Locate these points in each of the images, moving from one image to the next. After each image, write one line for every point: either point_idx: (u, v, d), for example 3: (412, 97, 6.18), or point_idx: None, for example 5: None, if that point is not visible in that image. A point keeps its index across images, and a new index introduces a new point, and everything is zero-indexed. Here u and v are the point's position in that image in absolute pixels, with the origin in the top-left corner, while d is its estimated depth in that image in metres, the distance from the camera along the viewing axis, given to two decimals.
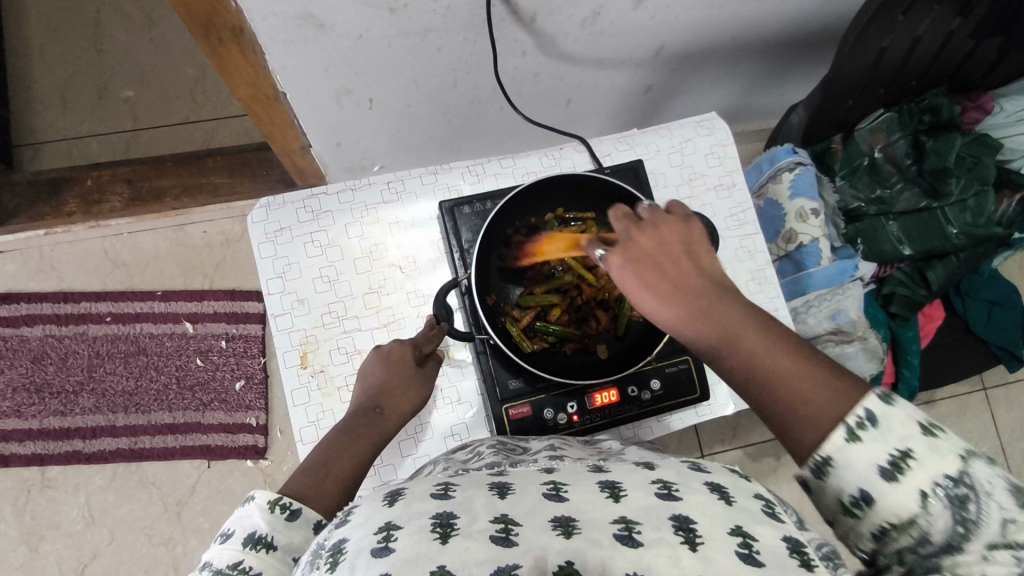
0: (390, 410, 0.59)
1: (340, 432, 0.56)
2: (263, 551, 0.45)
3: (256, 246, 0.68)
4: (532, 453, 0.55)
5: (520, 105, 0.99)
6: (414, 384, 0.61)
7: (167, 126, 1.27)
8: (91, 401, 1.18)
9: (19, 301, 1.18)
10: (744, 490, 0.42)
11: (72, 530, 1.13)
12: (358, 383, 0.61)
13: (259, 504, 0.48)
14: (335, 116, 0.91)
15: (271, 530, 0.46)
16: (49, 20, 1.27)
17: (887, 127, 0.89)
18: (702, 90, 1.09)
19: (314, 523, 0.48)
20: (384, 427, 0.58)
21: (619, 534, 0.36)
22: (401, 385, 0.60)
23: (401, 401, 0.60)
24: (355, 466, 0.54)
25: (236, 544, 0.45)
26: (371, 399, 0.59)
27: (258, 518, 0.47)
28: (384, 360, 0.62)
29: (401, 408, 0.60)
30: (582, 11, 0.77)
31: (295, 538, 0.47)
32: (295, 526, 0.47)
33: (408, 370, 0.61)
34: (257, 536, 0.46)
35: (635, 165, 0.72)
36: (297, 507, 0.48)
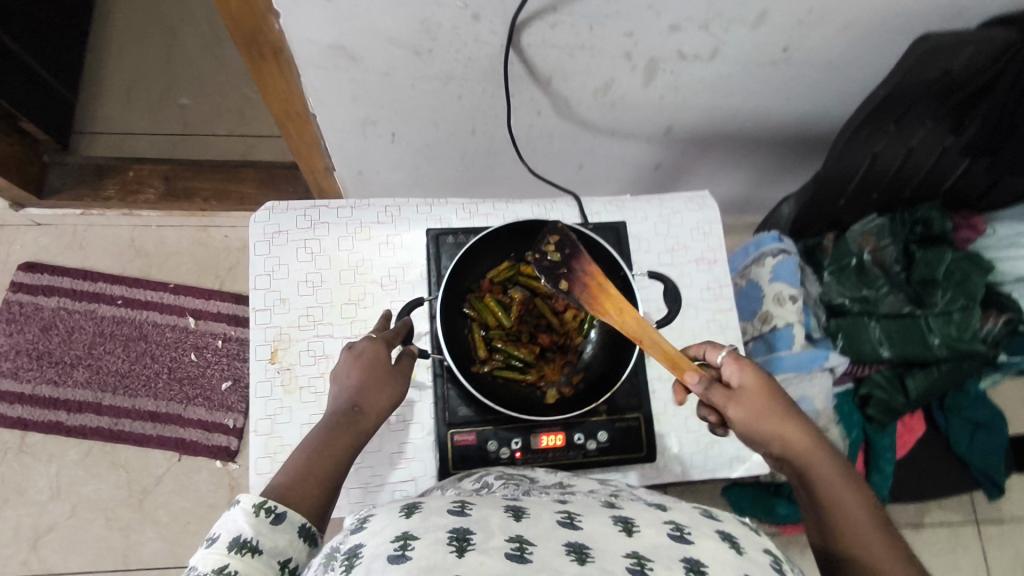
0: (367, 409, 0.60)
1: (322, 439, 0.56)
2: (248, 555, 0.47)
3: (252, 243, 0.73)
4: (542, 486, 0.57)
5: (531, 161, 1.05)
6: (390, 382, 0.61)
7: (213, 136, 1.36)
8: (84, 376, 1.22)
9: (43, 272, 1.26)
10: (756, 543, 0.45)
11: (36, 499, 1.15)
12: (331, 387, 0.61)
13: (244, 508, 0.50)
14: (359, 144, 0.98)
15: (256, 534, 0.49)
16: (133, 28, 1.41)
17: (877, 232, 0.92)
18: (711, 176, 1.14)
19: (298, 527, 0.51)
20: (361, 426, 0.59)
21: (632, 568, 0.37)
22: (377, 385, 0.60)
23: (377, 399, 0.60)
24: (333, 469, 0.55)
25: (220, 548, 0.47)
26: (351, 396, 0.59)
27: (242, 522, 0.49)
28: (356, 360, 0.61)
29: (377, 406, 0.60)
30: (593, 81, 0.83)
31: (279, 542, 0.49)
32: (279, 529, 0.50)
33: (383, 370, 0.62)
34: (242, 539, 0.48)
35: (616, 226, 0.78)
36: (281, 511, 0.51)
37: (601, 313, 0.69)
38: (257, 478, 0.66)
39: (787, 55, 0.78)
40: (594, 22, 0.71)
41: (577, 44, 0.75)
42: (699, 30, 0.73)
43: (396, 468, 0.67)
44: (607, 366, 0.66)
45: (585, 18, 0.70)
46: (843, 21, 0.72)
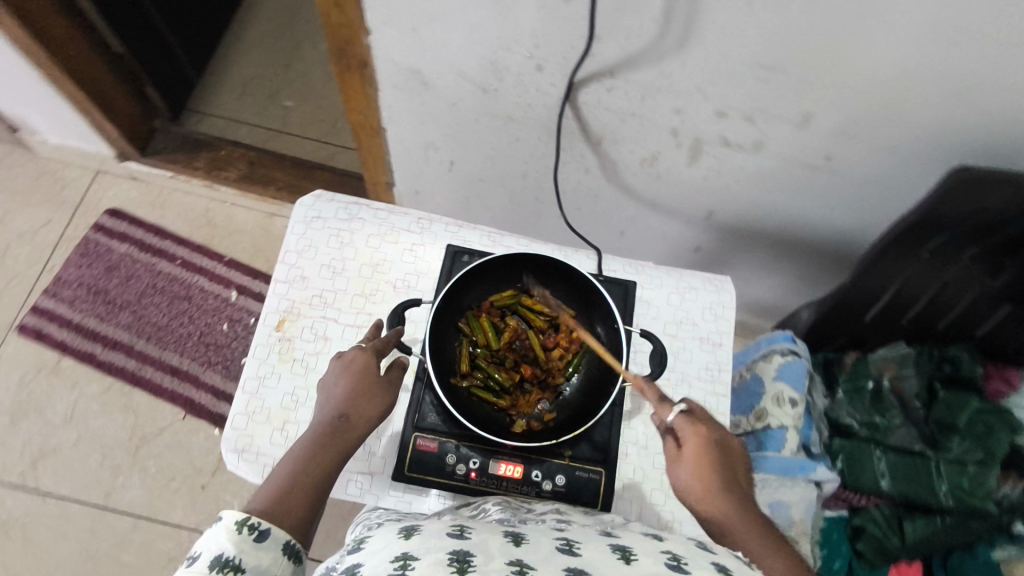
0: (355, 419, 0.61)
1: (303, 452, 0.58)
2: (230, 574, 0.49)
3: (293, 221, 0.79)
4: (539, 513, 0.60)
5: (573, 218, 1.09)
6: (378, 393, 0.63)
7: (302, 137, 1.49)
8: (128, 319, 1.32)
9: (124, 220, 1.39)
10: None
11: (50, 419, 1.23)
12: (321, 392, 0.63)
13: (226, 525, 0.51)
14: (419, 165, 1.06)
15: (239, 553, 0.50)
16: (265, 33, 1.59)
17: (900, 360, 0.89)
18: (748, 274, 1.13)
19: (283, 543, 0.53)
20: (348, 437, 0.60)
21: None
22: (365, 395, 0.63)
23: (365, 409, 0.62)
24: (317, 480, 0.57)
25: (202, 567, 0.49)
26: (337, 408, 0.61)
27: (226, 540, 0.50)
28: (347, 372, 0.64)
29: (364, 416, 0.62)
30: (641, 150, 0.88)
31: (262, 560, 0.51)
32: (263, 547, 0.51)
33: (373, 378, 0.64)
34: (224, 558, 0.49)
35: (626, 285, 0.79)
36: (264, 528, 0.52)
37: (587, 360, 0.70)
38: (231, 432, 0.70)
39: (830, 162, 0.80)
40: (646, 93, 0.76)
41: (628, 111, 0.80)
42: (745, 120, 0.77)
43: (358, 460, 0.68)
44: (579, 411, 0.67)
45: (638, 87, 0.76)
46: (887, 139, 0.73)
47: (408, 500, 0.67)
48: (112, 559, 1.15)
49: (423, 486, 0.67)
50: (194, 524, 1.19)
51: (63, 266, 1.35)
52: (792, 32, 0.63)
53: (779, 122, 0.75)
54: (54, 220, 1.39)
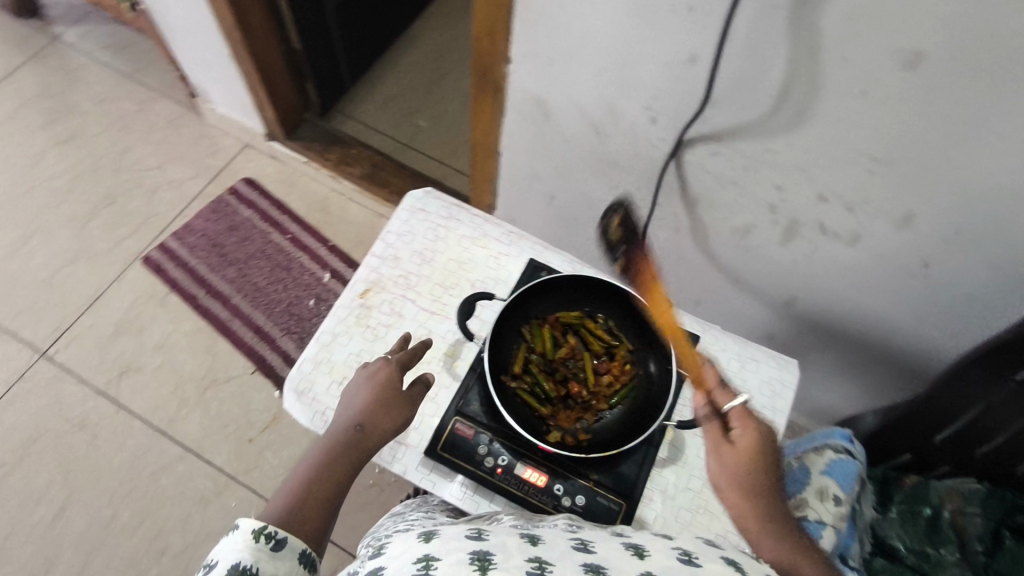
0: (370, 429, 0.66)
1: (321, 459, 0.64)
2: None
3: (400, 208, 0.88)
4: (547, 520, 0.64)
5: (654, 274, 1.12)
6: (395, 408, 0.67)
7: (425, 154, 1.62)
8: (232, 275, 1.47)
9: (256, 190, 1.57)
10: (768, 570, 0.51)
11: (144, 342, 1.37)
12: (345, 399, 0.68)
13: (245, 534, 0.57)
14: (522, 194, 1.14)
15: (256, 561, 0.55)
16: (418, 60, 1.77)
17: (968, 494, 0.82)
18: (819, 375, 1.10)
19: (297, 551, 0.58)
20: (362, 445, 0.65)
21: None
22: (382, 409, 0.66)
23: (380, 422, 0.66)
24: (330, 488, 0.63)
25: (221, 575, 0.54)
26: (355, 418, 0.65)
27: (244, 550, 0.56)
28: (371, 383, 0.68)
29: (380, 428, 0.66)
30: (736, 220, 0.90)
31: (279, 569, 0.57)
32: (279, 556, 0.57)
33: (393, 394, 0.68)
34: (241, 566, 0.55)
35: (689, 336, 0.80)
36: (281, 538, 0.58)
37: (636, 394, 0.71)
38: (297, 373, 0.77)
39: (927, 270, 0.79)
40: (750, 164, 0.80)
41: (730, 178, 0.84)
42: (844, 209, 0.78)
43: None
44: (615, 440, 0.68)
45: (744, 157, 0.79)
46: (990, 257, 0.72)
47: (432, 480, 0.70)
48: (154, 481, 1.24)
49: (450, 469, 0.70)
50: (231, 471, 1.26)
51: (195, 216, 1.53)
52: (903, 131, 0.65)
53: (879, 217, 0.76)
54: (200, 176, 1.58)
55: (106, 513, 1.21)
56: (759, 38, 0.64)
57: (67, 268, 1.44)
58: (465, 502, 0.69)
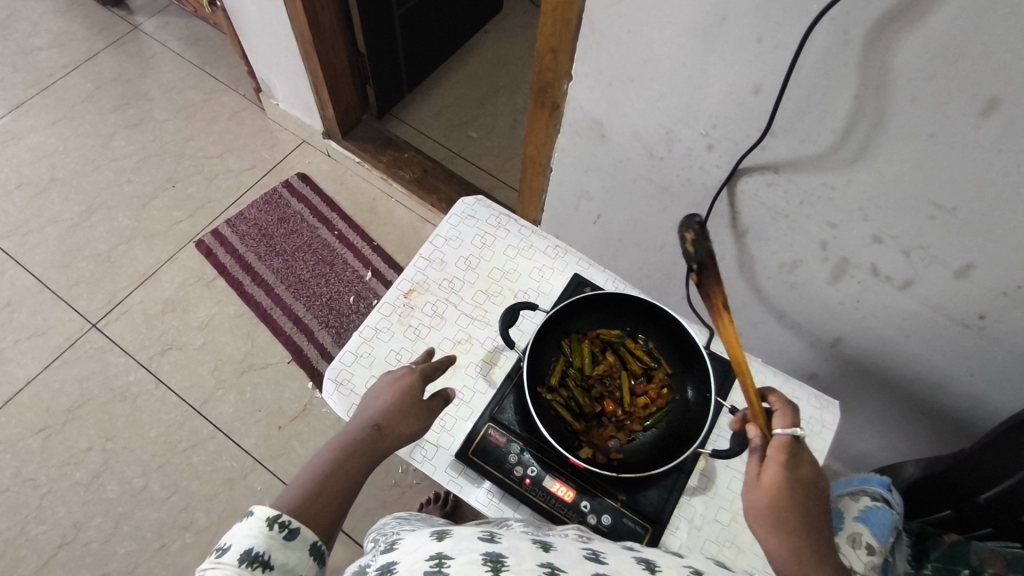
0: (387, 431, 0.67)
1: (339, 454, 0.64)
2: (257, 570, 0.53)
3: (451, 213, 0.90)
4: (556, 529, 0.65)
5: (695, 302, 1.11)
6: (413, 414, 0.68)
7: (474, 164, 1.65)
8: (278, 265, 1.51)
9: (308, 185, 1.61)
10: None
11: (189, 322, 1.42)
12: (366, 403, 0.70)
13: (258, 521, 0.56)
14: (569, 210, 1.15)
15: (267, 550, 0.55)
16: (476, 73, 1.81)
17: (1009, 560, 0.78)
18: (856, 419, 1.08)
19: (309, 543, 0.58)
20: (379, 446, 0.66)
21: None
22: (400, 413, 0.68)
23: (398, 426, 0.67)
24: (344, 483, 0.63)
25: (230, 562, 0.53)
26: (374, 418, 0.67)
27: (257, 537, 0.55)
28: (395, 390, 0.69)
29: (397, 431, 0.67)
30: (784, 254, 0.90)
31: (290, 559, 0.56)
32: (292, 545, 0.57)
33: (412, 401, 0.69)
34: (253, 553, 0.54)
35: (730, 364, 0.78)
36: (294, 528, 0.57)
37: (671, 418, 0.71)
38: (338, 364, 0.78)
39: (982, 322, 0.77)
40: (805, 198, 0.79)
41: (782, 211, 0.83)
42: (899, 252, 0.77)
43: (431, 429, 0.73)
44: (646, 464, 0.68)
45: (800, 190, 0.79)
46: None
47: (460, 483, 0.71)
48: (185, 457, 1.28)
49: (479, 474, 0.70)
50: (259, 455, 1.29)
51: (248, 205, 1.58)
52: (968, 179, 0.64)
53: (935, 264, 0.75)
54: (257, 167, 1.64)
55: (137, 483, 1.25)
56: (827, 74, 0.64)
57: (125, 244, 1.51)
58: (489, 508, 0.70)
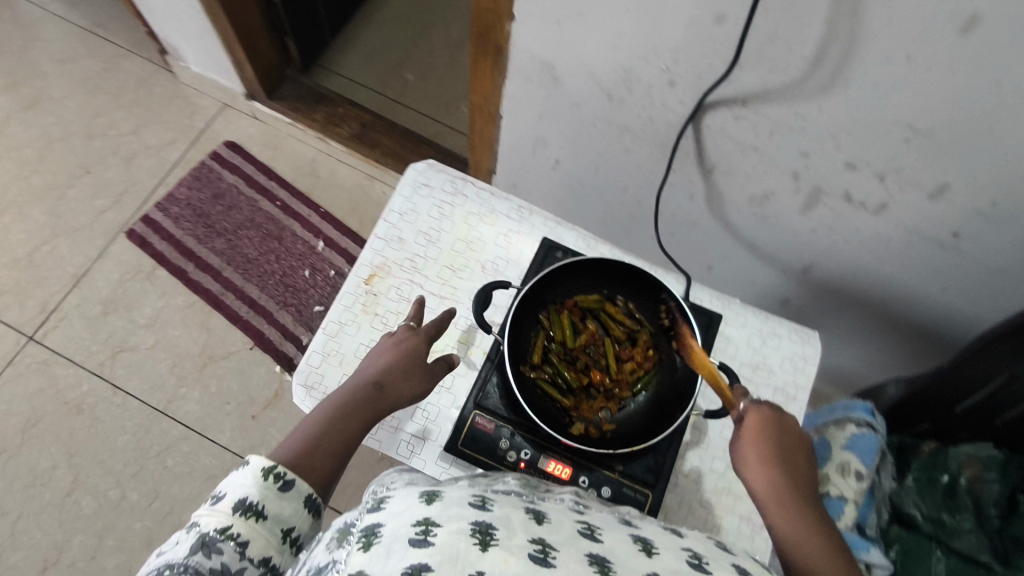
0: (388, 390, 0.64)
1: (336, 409, 0.62)
2: (252, 519, 0.54)
3: (401, 183, 0.82)
4: (553, 494, 0.62)
5: (665, 240, 1.08)
6: (417, 376, 0.66)
7: (416, 110, 1.54)
8: (221, 246, 1.40)
9: (239, 154, 1.48)
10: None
11: (135, 320, 1.33)
12: (367, 359, 0.67)
13: (253, 471, 0.56)
14: (525, 158, 1.08)
15: (262, 499, 0.55)
16: (403, 8, 1.65)
17: (986, 462, 0.82)
18: (830, 335, 1.09)
19: (304, 495, 0.57)
20: (380, 405, 0.63)
21: None
22: (403, 373, 0.65)
23: (399, 388, 0.64)
24: (343, 439, 0.61)
25: (226, 509, 0.54)
26: (374, 375, 0.64)
27: (251, 487, 0.55)
28: (396, 349, 0.67)
29: (398, 393, 0.64)
30: (755, 187, 0.86)
31: (283, 510, 0.56)
32: (286, 496, 0.56)
33: (416, 362, 0.66)
34: (247, 503, 0.54)
35: (712, 314, 0.76)
36: (289, 480, 0.57)
37: (658, 383, 0.69)
38: (305, 366, 0.73)
39: (956, 240, 0.76)
40: (775, 130, 0.75)
41: (751, 145, 0.79)
42: (874, 178, 0.74)
43: (414, 422, 0.70)
44: (640, 432, 0.66)
45: (770, 122, 0.74)
46: None
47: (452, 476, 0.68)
48: (159, 461, 1.23)
49: (470, 464, 0.68)
50: (237, 449, 1.25)
51: (177, 184, 1.45)
52: (946, 99, 0.61)
53: (910, 187, 0.72)
54: (179, 139, 1.49)
55: (113, 495, 1.19)
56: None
57: (48, 244, 1.37)
58: None
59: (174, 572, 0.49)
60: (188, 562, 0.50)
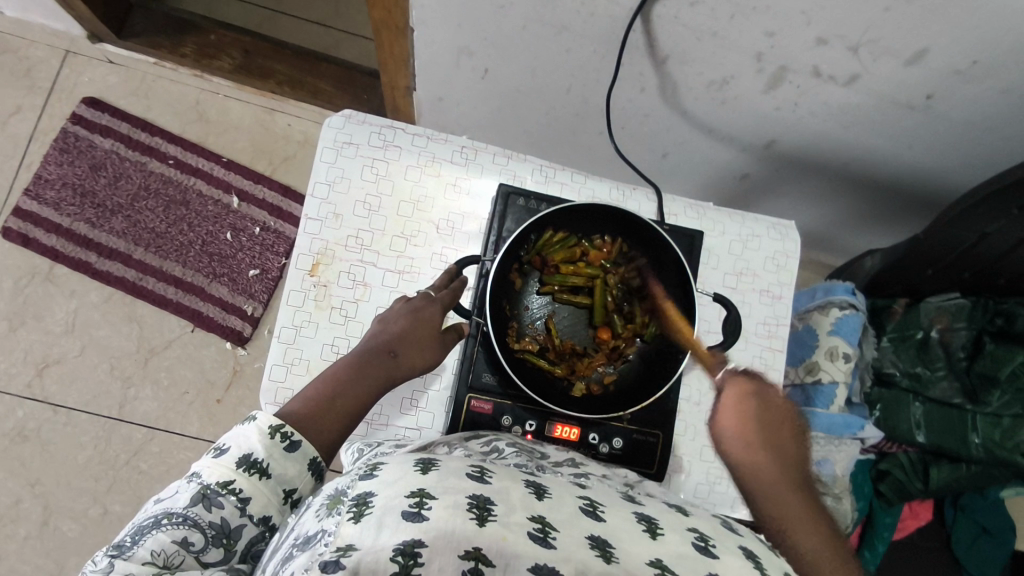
0: (404, 358, 0.60)
1: (348, 372, 0.58)
2: (256, 476, 0.49)
3: (320, 147, 0.70)
4: (552, 463, 0.58)
5: (618, 137, 0.99)
6: (431, 347, 0.62)
7: (301, 20, 1.32)
8: (121, 226, 1.23)
9: (104, 111, 1.25)
10: (775, 564, 0.44)
11: (50, 329, 1.18)
12: (376, 322, 0.62)
13: (259, 426, 0.51)
14: (448, 71, 0.93)
15: (267, 457, 0.50)
16: None
17: (956, 312, 0.86)
18: (792, 201, 1.07)
19: (309, 459, 0.52)
20: (393, 372, 0.59)
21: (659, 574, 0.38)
22: (420, 341, 0.61)
23: (415, 355, 0.60)
24: (357, 407, 0.57)
25: (230, 463, 0.49)
26: (389, 343, 0.60)
27: (256, 441, 0.50)
28: (410, 312, 0.62)
29: (412, 360, 0.60)
30: (713, 73, 0.77)
31: (287, 470, 0.51)
32: (291, 458, 0.51)
33: (432, 331, 0.62)
34: (253, 459, 0.49)
35: (693, 235, 0.71)
36: (297, 440, 0.52)
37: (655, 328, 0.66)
38: (269, 383, 0.65)
39: (928, 101, 0.72)
40: (738, 12, 0.65)
41: (709, 30, 0.69)
42: (847, 51, 0.67)
43: (406, 413, 0.67)
44: (640, 380, 0.65)
45: (731, 4, 0.64)
46: (1005, 83, 0.67)
47: None
48: (131, 468, 1.15)
49: None
50: (211, 436, 1.18)
51: (42, 162, 1.23)
52: None
53: (886, 56, 0.66)
54: (25, 106, 1.24)
55: (93, 513, 1.13)
56: None
57: None
58: None
59: (171, 523, 0.45)
60: (187, 514, 0.46)
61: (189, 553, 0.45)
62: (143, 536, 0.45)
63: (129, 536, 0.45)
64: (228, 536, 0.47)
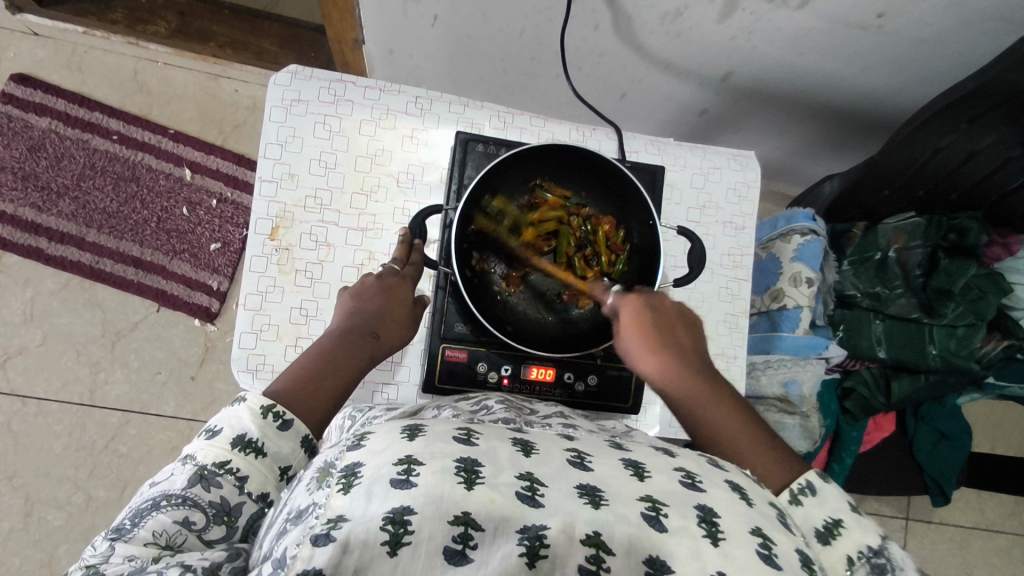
0: (385, 336, 0.60)
1: (332, 352, 0.56)
2: (251, 455, 0.48)
3: (269, 106, 0.67)
4: (542, 418, 0.57)
5: (575, 80, 0.97)
6: (408, 322, 0.62)
7: None
8: (70, 208, 1.18)
9: (36, 88, 1.18)
10: (762, 494, 0.45)
11: (8, 320, 1.14)
12: (348, 304, 0.60)
13: (250, 407, 0.50)
14: (395, 20, 0.89)
15: (261, 436, 0.49)
16: None
17: (911, 231, 0.89)
18: (753, 134, 1.07)
19: (303, 437, 0.51)
20: (376, 352, 0.59)
21: (647, 514, 0.39)
22: (399, 318, 0.61)
23: (395, 331, 0.60)
24: (341, 384, 0.55)
25: (224, 443, 0.48)
26: (371, 324, 0.59)
27: (248, 421, 0.50)
28: (382, 289, 0.61)
29: (392, 338, 0.60)
30: (666, 4, 0.76)
31: (283, 448, 0.50)
32: (284, 436, 0.50)
33: (406, 305, 0.62)
34: (246, 439, 0.49)
35: (655, 170, 0.72)
36: (289, 418, 0.51)
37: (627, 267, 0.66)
38: (240, 351, 0.65)
39: (881, 20, 0.73)
40: None
41: None
42: None
43: (382, 370, 0.67)
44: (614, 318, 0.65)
45: None
46: None
47: None
48: (111, 452, 1.14)
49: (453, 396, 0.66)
50: (190, 413, 1.17)
51: None
52: None
53: None
54: None
55: (77, 499, 1.12)
56: None
57: None
58: None
59: (171, 504, 0.45)
60: (186, 494, 0.46)
61: (191, 531, 0.44)
62: (145, 518, 0.44)
63: (128, 519, 0.44)
64: (229, 513, 0.46)
